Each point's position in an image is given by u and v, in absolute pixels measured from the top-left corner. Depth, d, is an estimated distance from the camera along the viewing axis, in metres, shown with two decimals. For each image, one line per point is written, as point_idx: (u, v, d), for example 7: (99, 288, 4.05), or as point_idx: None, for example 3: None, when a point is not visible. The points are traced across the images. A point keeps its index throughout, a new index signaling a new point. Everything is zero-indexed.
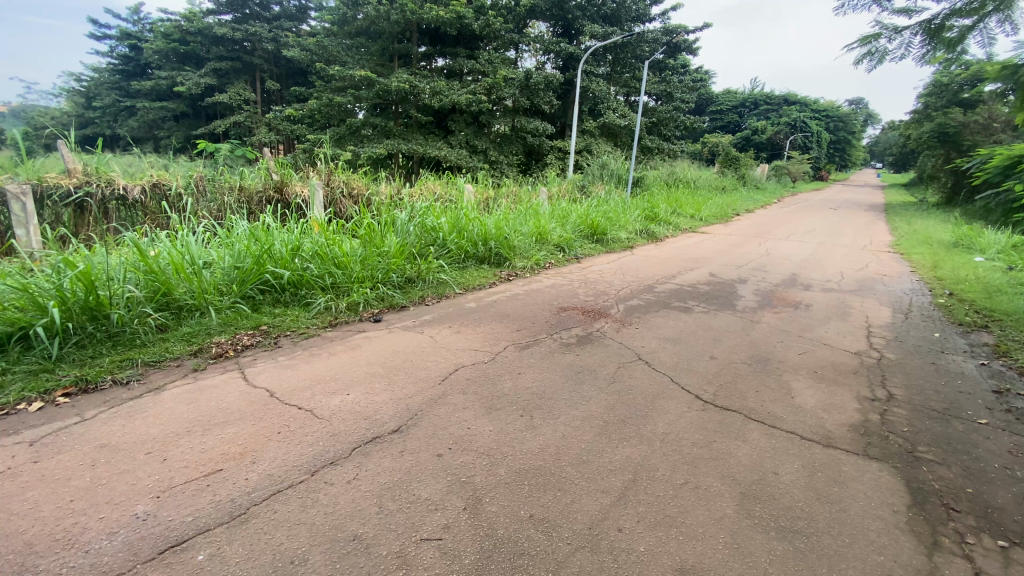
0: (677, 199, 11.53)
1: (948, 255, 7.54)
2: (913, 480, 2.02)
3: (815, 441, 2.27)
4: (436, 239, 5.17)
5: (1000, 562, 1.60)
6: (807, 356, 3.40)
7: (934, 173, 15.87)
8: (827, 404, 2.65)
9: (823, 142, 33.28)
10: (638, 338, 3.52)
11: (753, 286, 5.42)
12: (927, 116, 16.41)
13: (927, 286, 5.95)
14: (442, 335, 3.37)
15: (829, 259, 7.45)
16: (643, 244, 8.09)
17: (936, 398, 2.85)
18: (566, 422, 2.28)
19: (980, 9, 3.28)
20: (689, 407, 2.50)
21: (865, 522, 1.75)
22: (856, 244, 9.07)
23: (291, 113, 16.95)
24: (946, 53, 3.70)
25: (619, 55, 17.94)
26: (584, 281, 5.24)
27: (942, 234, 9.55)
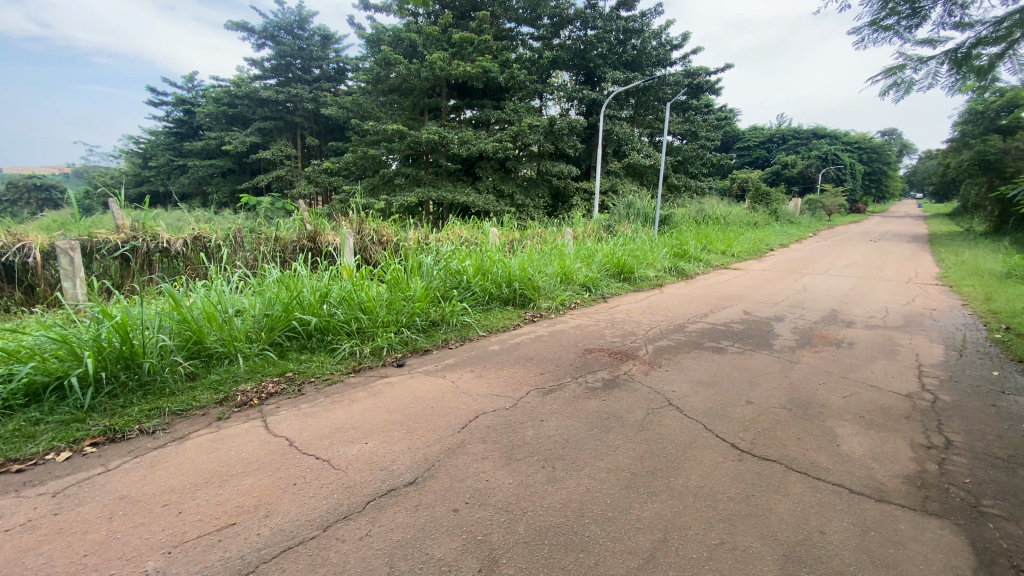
0: (707, 235, 11.39)
1: (1001, 286, 7.11)
2: (979, 539, 1.80)
3: (866, 495, 2.07)
4: (460, 281, 5.21)
5: None
6: (852, 399, 3.17)
7: (979, 202, 15.24)
8: (877, 453, 2.44)
9: (856, 175, 32.65)
10: (668, 381, 3.38)
11: (790, 324, 5.19)
12: (966, 143, 15.88)
13: (981, 320, 5.56)
14: (464, 380, 3.32)
15: (870, 293, 7.11)
16: (672, 282, 7.95)
17: (999, 444, 2.59)
18: (591, 473, 2.16)
19: (1008, 36, 3.21)
20: (724, 457, 2.34)
21: None
22: (900, 277, 8.65)
23: (328, 165, 17.85)
24: (977, 81, 3.60)
25: (641, 98, 18.40)
26: (612, 321, 5.14)
27: (993, 265, 9.02)
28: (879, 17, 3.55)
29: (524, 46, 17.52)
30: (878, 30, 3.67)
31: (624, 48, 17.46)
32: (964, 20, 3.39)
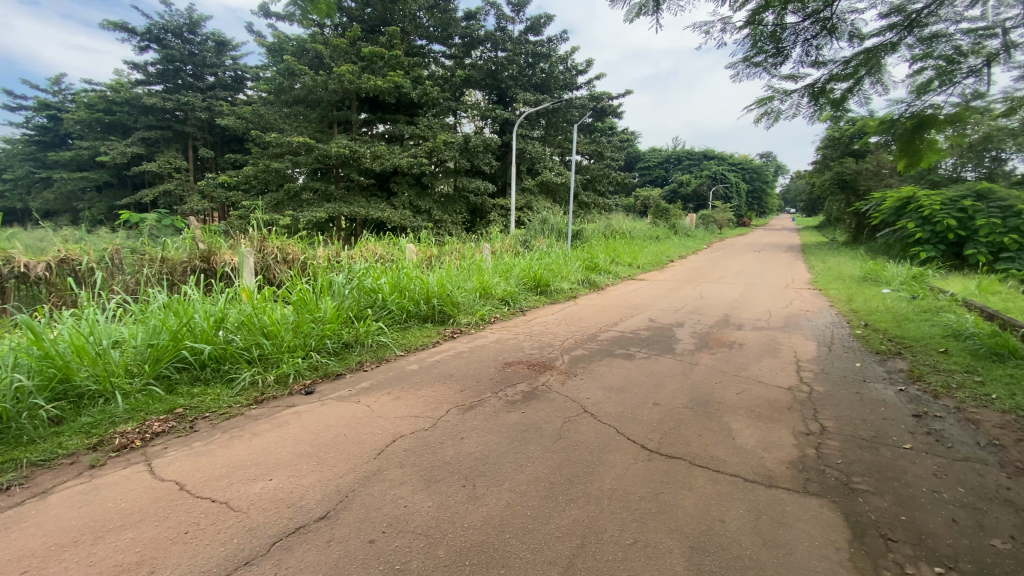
0: (615, 249, 12.05)
1: (859, 289, 8.25)
2: (852, 514, 2.05)
3: (758, 482, 2.28)
4: (375, 300, 5.05)
5: None
6: (744, 395, 3.50)
7: (841, 215, 17.70)
8: (766, 443, 2.70)
9: (741, 193, 36.44)
10: (583, 389, 3.51)
11: (690, 329, 5.63)
12: (827, 165, 18.36)
13: (845, 318, 6.40)
14: (380, 404, 3.19)
15: (757, 298, 7.92)
16: (586, 294, 8.30)
17: (863, 427, 2.98)
18: (511, 487, 2.17)
19: (854, 74, 3.79)
20: (635, 458, 2.46)
21: (811, 565, 1.72)
22: (780, 283, 9.73)
23: (226, 179, 16.55)
24: (832, 111, 4.21)
25: (552, 119, 19.22)
26: (530, 334, 5.24)
27: (852, 270, 10.46)
28: (751, 55, 4.04)
29: (436, 64, 17.63)
30: (750, 67, 4.16)
31: (534, 70, 18.19)
32: (818, 60, 3.94)
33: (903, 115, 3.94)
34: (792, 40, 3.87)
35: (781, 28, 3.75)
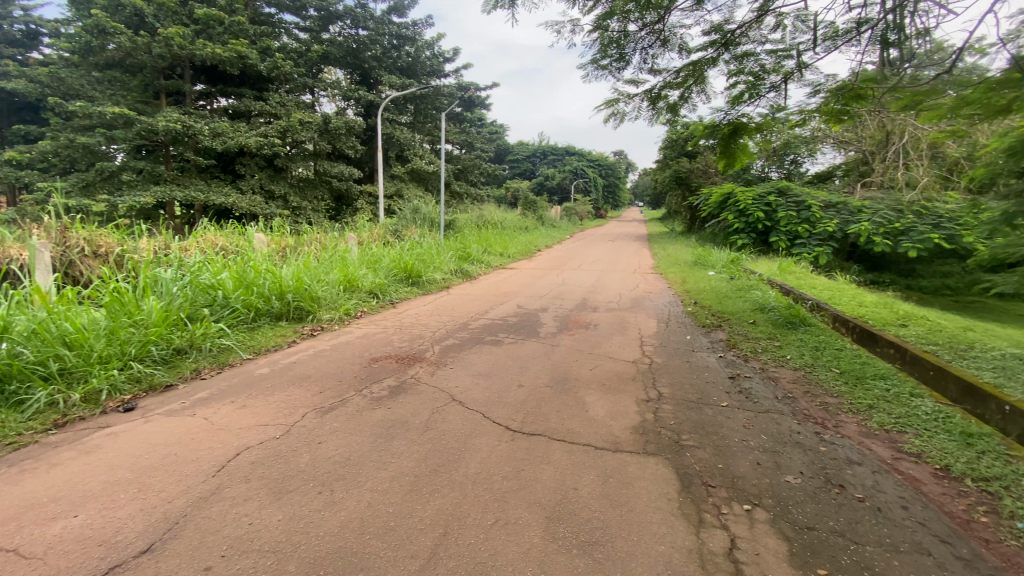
0: (486, 238, 12.28)
1: (691, 272, 9.53)
2: (681, 467, 2.36)
3: (606, 448, 2.51)
4: (215, 298, 4.48)
5: (746, 523, 1.95)
6: (598, 370, 3.83)
7: (679, 208, 20.24)
8: (614, 412, 2.98)
9: (599, 187, 39.62)
10: (451, 377, 3.53)
11: (553, 313, 6.00)
12: (667, 164, 20.79)
13: (680, 298, 7.35)
14: (221, 415, 2.85)
15: (611, 283, 8.71)
16: (457, 283, 8.34)
17: (692, 390, 3.47)
18: (372, 487, 2.10)
19: (683, 82, 4.32)
20: (499, 440, 2.54)
21: (648, 517, 1.95)
22: (631, 268, 10.81)
23: (9, 154, 13.26)
24: (666, 114, 4.74)
25: (419, 105, 18.80)
26: (399, 326, 5.11)
27: (687, 256, 12.04)
28: (599, 58, 4.36)
29: (289, 36, 16.09)
30: (598, 69, 4.49)
31: (399, 53, 17.60)
32: (655, 68, 4.41)
33: (723, 122, 4.65)
34: (633, 48, 4.27)
35: (623, 34, 4.11)
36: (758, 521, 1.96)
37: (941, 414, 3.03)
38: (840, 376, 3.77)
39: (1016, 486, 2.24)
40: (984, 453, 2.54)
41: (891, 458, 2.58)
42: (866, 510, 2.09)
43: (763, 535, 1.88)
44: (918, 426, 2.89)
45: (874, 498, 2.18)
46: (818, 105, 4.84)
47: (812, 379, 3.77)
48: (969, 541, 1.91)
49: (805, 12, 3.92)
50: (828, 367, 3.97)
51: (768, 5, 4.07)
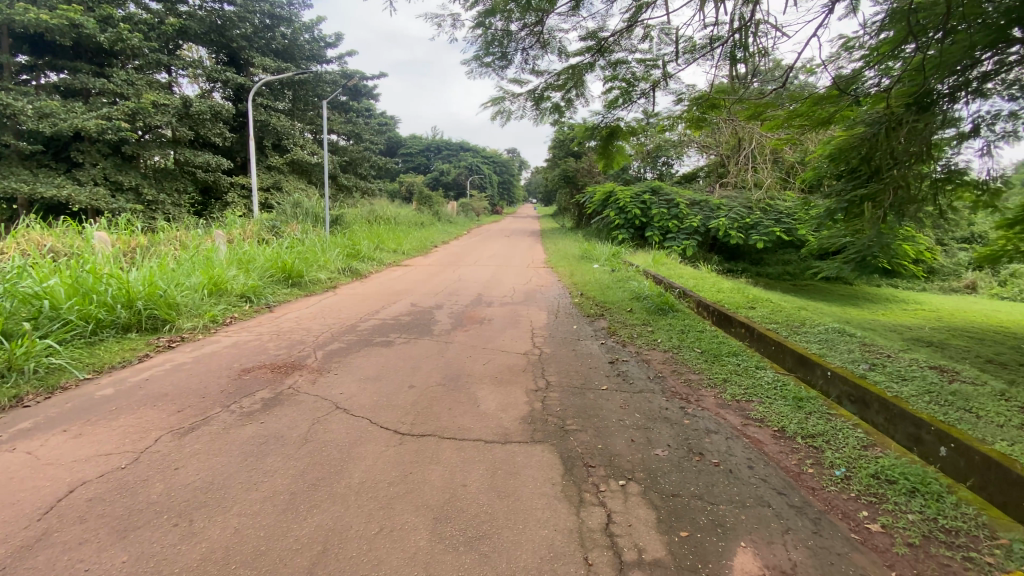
0: (377, 235, 11.81)
1: (579, 265, 10.06)
2: (565, 451, 2.49)
3: (495, 441, 2.56)
4: (40, 310, 3.76)
5: (621, 498, 2.11)
6: (489, 364, 3.88)
7: (568, 205, 21.28)
8: (504, 404, 3.05)
9: (493, 183, 40.22)
10: (335, 384, 3.34)
11: (447, 310, 5.96)
12: (555, 162, 21.73)
13: (568, 290, 7.73)
14: (50, 447, 2.41)
15: (504, 278, 8.88)
16: (345, 282, 7.91)
17: (576, 377, 3.66)
18: (241, 511, 1.91)
19: (563, 85, 4.51)
20: (385, 445, 2.46)
21: (533, 503, 2.02)
22: (523, 263, 11.12)
23: None
24: (548, 114, 4.91)
25: (298, 92, 17.49)
26: (278, 332, 4.72)
27: (574, 250, 12.68)
28: (482, 55, 4.38)
29: (138, 5, 13.98)
30: (482, 66, 4.51)
31: (273, 34, 16.24)
32: (536, 69, 4.54)
33: (601, 124, 4.95)
34: (514, 48, 4.37)
35: (506, 33, 4.17)
36: (631, 494, 2.13)
37: (778, 383, 3.55)
38: (701, 355, 4.23)
39: (832, 439, 2.69)
40: (810, 413, 3.02)
41: (741, 424, 2.95)
42: (721, 473, 2.36)
43: (636, 507, 2.04)
44: (760, 394, 3.34)
45: (727, 462, 2.48)
46: (681, 110, 5.35)
47: (678, 359, 4.19)
48: (799, 490, 2.25)
49: (669, 26, 4.30)
50: (692, 348, 4.44)
51: (637, 17, 4.39)
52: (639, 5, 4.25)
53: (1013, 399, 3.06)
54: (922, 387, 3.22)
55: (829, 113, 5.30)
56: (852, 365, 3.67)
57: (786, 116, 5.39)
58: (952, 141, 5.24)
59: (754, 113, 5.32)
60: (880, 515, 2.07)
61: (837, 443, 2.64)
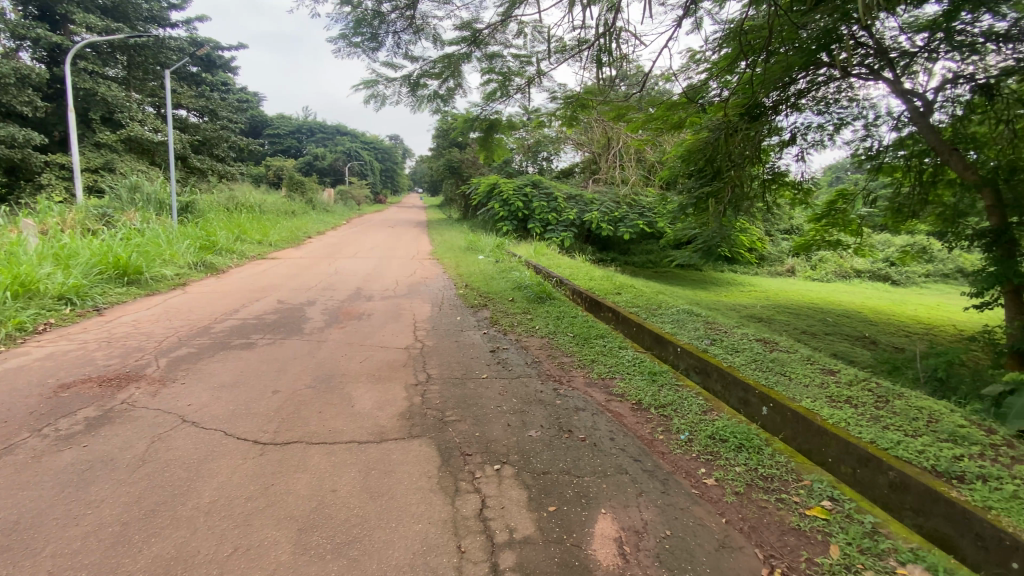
0: (239, 224, 10.63)
1: (463, 256, 10.09)
2: (442, 443, 2.50)
3: (370, 440, 2.48)
4: None
5: (496, 482, 2.18)
6: (366, 362, 3.74)
7: (453, 195, 21.18)
8: (380, 402, 2.97)
9: (373, 171, 38.55)
10: (184, 394, 2.97)
11: (320, 306, 5.60)
12: (439, 152, 21.45)
13: (452, 281, 7.71)
14: None
15: (385, 270, 8.59)
16: (199, 279, 7.02)
17: (456, 368, 3.69)
18: (56, 552, 1.63)
19: (439, 74, 4.45)
20: (244, 457, 2.26)
21: (408, 499, 2.01)
22: (406, 255, 10.83)
23: None
24: (424, 102, 4.80)
25: (136, 58, 15.01)
26: (110, 339, 4.05)
27: (459, 241, 12.66)
28: (350, 34, 4.14)
29: None
30: (350, 46, 4.28)
31: None
32: (411, 54, 4.42)
33: (480, 117, 4.99)
34: (385, 31, 4.21)
35: (375, 14, 4.01)
36: (505, 477, 2.22)
37: (638, 360, 3.93)
38: (574, 339, 4.52)
39: (679, 407, 3.06)
40: (662, 385, 3.40)
41: (606, 400, 3.22)
42: (587, 447, 2.56)
43: (509, 489, 2.13)
44: (623, 371, 3.68)
45: (593, 436, 2.70)
46: (555, 107, 5.58)
47: (554, 344, 4.43)
48: (653, 456, 2.52)
49: (541, 25, 4.46)
50: (566, 333, 4.72)
51: (510, 12, 4.49)
52: (512, 0, 4.34)
53: (813, 361, 3.76)
54: (750, 356, 3.79)
55: (681, 118, 5.91)
56: (697, 341, 4.19)
57: (644, 119, 5.91)
58: (776, 147, 6.30)
59: (618, 115, 5.73)
60: (714, 470, 2.40)
61: (683, 410, 3.01)
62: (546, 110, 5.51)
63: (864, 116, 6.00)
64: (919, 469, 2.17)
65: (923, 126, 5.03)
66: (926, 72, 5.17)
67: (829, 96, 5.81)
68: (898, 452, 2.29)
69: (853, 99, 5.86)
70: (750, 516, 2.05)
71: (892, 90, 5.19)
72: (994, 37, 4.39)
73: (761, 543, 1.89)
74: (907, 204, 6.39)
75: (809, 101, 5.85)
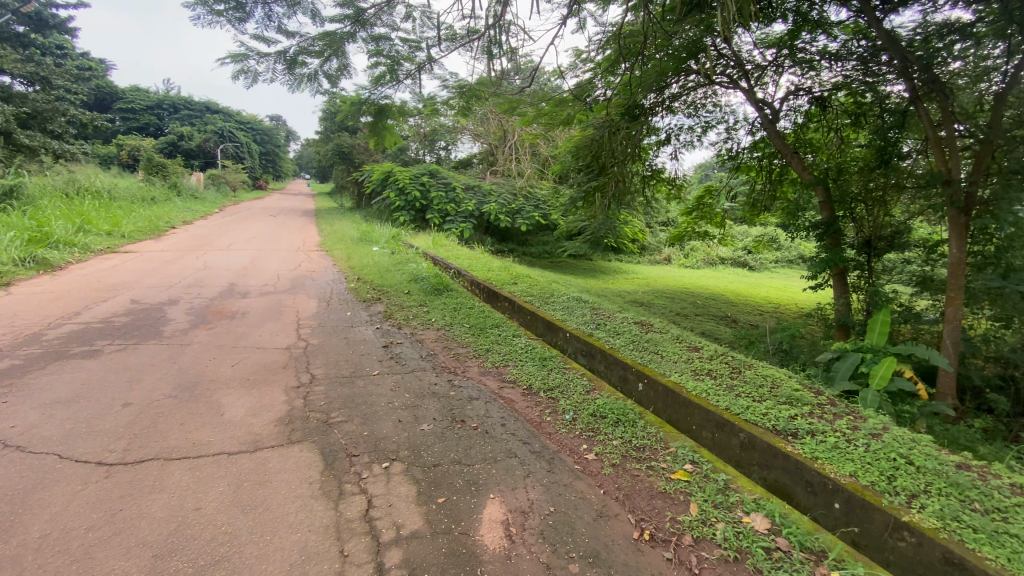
0: (81, 212, 9.07)
1: (355, 248, 9.61)
2: (326, 446, 2.38)
3: (243, 450, 2.29)
4: None
5: (383, 480, 2.13)
6: (240, 365, 3.42)
7: (344, 182, 20.04)
8: (256, 408, 2.74)
9: (252, 154, 35.09)
10: (2, 415, 2.49)
11: (186, 305, 5.00)
12: (327, 136, 20.13)
13: (342, 275, 7.31)
14: None
15: (266, 264, 7.89)
16: (26, 278, 5.88)
17: (344, 366, 3.52)
18: None
19: (320, 52, 4.16)
20: (85, 482, 1.96)
21: (286, 508, 1.89)
22: (291, 247, 10.04)
23: None
24: (303, 81, 4.45)
25: None
26: None
27: (351, 232, 12.03)
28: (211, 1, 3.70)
29: None
30: (211, 14, 3.82)
31: None
32: (285, 29, 4.07)
33: (368, 100, 4.76)
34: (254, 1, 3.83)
35: None
36: (394, 474, 2.18)
37: (530, 347, 4.06)
38: (469, 329, 4.55)
39: (566, 389, 3.23)
40: (552, 370, 3.55)
41: (499, 388, 3.29)
42: (478, 436, 2.60)
43: (397, 486, 2.09)
44: (516, 359, 3.78)
45: (484, 424, 2.75)
46: (449, 95, 5.49)
47: (449, 336, 4.41)
48: (542, 438, 2.63)
49: (430, 11, 4.35)
50: (462, 323, 4.73)
51: None
52: None
53: (683, 340, 4.17)
54: (630, 338, 4.11)
55: (569, 115, 6.12)
56: (584, 325, 4.43)
57: (534, 114, 6.06)
58: (653, 145, 6.85)
59: (510, 108, 5.80)
60: (595, 445, 2.58)
61: (569, 392, 3.18)
62: (439, 98, 5.40)
63: (726, 120, 6.73)
64: (762, 430, 2.52)
65: (772, 132, 5.80)
66: (774, 83, 5.93)
67: (698, 101, 6.45)
68: (747, 416, 2.64)
69: (717, 104, 6.55)
70: (625, 485, 2.23)
71: (748, 98, 5.89)
72: (827, 55, 5.20)
73: (634, 508, 2.08)
74: (760, 199, 7.32)
75: (681, 104, 6.44)
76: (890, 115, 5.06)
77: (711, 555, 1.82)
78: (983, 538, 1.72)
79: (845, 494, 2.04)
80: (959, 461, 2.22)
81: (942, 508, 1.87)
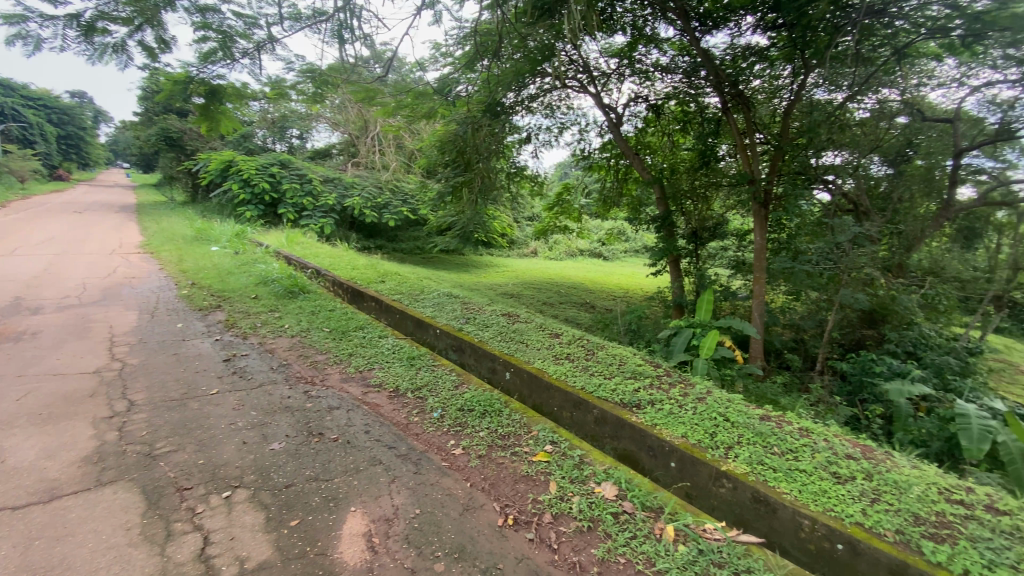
0: None
1: (190, 248, 8.38)
2: (150, 482, 2.04)
3: (30, 503, 1.85)
4: None
5: (225, 512, 1.89)
6: (27, 398, 2.76)
7: (174, 173, 17.32)
8: (50, 449, 2.24)
9: (43, 136, 28.54)
10: None
11: None
12: (149, 119, 17.18)
13: (173, 280, 6.32)
14: None
15: (66, 271, 6.49)
16: None
17: (175, 387, 3.04)
18: None
19: (129, 20, 3.51)
20: None
21: (93, 565, 1.58)
22: (103, 249, 8.40)
23: None
24: (106, 54, 3.70)
25: None
26: None
27: (185, 230, 10.47)
28: None
29: None
30: None
31: None
32: None
33: (196, 78, 4.11)
34: None
35: None
36: (238, 503, 1.95)
37: (397, 347, 3.93)
38: (328, 334, 4.26)
39: (433, 386, 3.20)
40: (420, 369, 3.49)
41: (363, 393, 3.14)
42: (337, 447, 2.45)
43: (241, 515, 1.87)
44: (380, 361, 3.64)
45: (345, 434, 2.59)
46: (298, 81, 5.01)
47: (305, 342, 4.08)
48: (408, 440, 2.57)
49: None
50: (320, 328, 4.41)
51: None
52: None
53: (546, 328, 4.38)
54: (497, 330, 4.20)
55: (430, 109, 6.01)
56: (453, 320, 4.42)
57: (394, 105, 5.84)
58: (516, 143, 7.09)
59: (365, 97, 5.45)
60: (462, 439, 2.59)
61: (437, 389, 3.15)
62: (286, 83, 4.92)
63: (578, 122, 7.22)
64: (612, 404, 2.76)
65: (617, 134, 6.38)
66: (618, 91, 6.51)
67: (553, 102, 6.82)
68: (600, 393, 2.87)
69: (571, 107, 7.00)
70: (490, 474, 2.29)
71: (596, 103, 6.39)
72: (659, 68, 5.86)
73: (499, 496, 2.14)
74: (611, 195, 8.01)
75: (539, 105, 6.75)
76: (709, 123, 6.16)
77: (568, 528, 1.95)
78: (778, 475, 2.10)
79: (679, 454, 2.34)
80: (762, 414, 2.68)
81: (750, 455, 2.24)
